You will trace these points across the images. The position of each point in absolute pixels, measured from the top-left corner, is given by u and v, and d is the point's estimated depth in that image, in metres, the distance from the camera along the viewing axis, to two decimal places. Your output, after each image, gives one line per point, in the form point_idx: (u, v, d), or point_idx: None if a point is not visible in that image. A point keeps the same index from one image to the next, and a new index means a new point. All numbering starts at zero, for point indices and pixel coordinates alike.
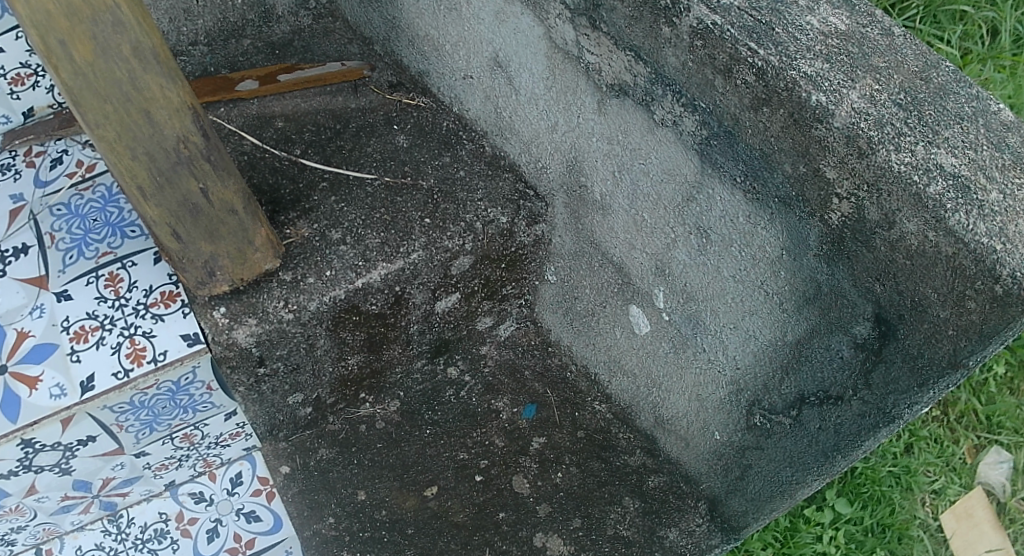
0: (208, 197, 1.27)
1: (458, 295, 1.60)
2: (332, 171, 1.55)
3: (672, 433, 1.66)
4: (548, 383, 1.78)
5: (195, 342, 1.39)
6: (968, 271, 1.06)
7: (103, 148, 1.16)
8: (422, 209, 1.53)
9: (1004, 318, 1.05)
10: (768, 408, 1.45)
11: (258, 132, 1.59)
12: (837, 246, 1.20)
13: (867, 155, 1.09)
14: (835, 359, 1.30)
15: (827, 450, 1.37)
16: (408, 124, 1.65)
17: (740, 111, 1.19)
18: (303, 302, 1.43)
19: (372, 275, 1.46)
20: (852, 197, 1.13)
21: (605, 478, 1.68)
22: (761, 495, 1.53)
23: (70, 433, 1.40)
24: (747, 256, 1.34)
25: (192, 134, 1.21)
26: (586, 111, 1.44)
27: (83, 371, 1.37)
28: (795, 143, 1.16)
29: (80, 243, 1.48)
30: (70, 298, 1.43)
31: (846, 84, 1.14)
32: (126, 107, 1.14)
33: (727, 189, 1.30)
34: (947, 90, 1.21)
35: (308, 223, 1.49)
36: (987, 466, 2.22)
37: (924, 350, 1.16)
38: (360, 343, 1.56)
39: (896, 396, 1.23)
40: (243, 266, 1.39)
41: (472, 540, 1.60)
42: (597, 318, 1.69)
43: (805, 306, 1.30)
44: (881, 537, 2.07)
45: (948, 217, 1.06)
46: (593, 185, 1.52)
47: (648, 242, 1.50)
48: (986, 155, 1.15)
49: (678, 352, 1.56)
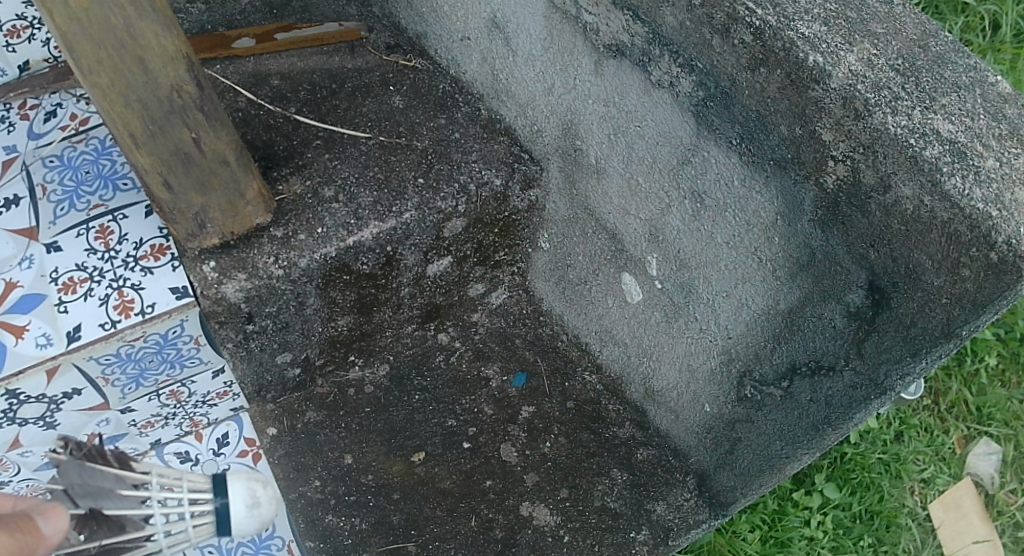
0: (200, 147, 1.28)
1: (450, 259, 1.59)
2: (327, 129, 1.53)
3: (662, 405, 1.65)
4: (539, 352, 1.77)
5: (183, 295, 1.38)
6: (963, 237, 1.08)
7: (97, 95, 1.16)
8: (416, 169, 1.51)
9: (998, 286, 1.06)
10: (759, 379, 1.45)
11: (253, 89, 1.57)
12: (832, 210, 1.22)
13: (863, 118, 1.10)
14: (828, 329, 1.31)
15: (817, 422, 1.37)
16: (404, 85, 1.63)
17: (738, 71, 1.20)
18: (293, 258, 1.41)
19: (363, 234, 1.45)
20: (848, 159, 1.14)
21: (594, 449, 1.67)
22: (750, 469, 1.52)
23: (56, 384, 1.39)
24: (742, 221, 1.35)
25: (186, 84, 1.21)
26: (584, 72, 1.43)
27: (71, 321, 1.36)
28: (791, 105, 1.17)
29: (72, 196, 1.46)
30: (60, 249, 1.42)
31: (844, 47, 1.15)
32: (120, 55, 1.13)
33: (723, 151, 1.31)
34: (945, 60, 1.20)
35: (301, 180, 1.48)
36: (976, 457, 2.20)
37: (918, 318, 1.17)
38: (350, 304, 1.55)
39: (888, 366, 1.24)
40: (234, 220, 1.38)
41: (459, 506, 1.60)
42: (589, 287, 1.68)
43: (798, 273, 1.32)
44: (868, 524, 2.07)
45: (944, 181, 1.07)
46: (589, 149, 1.51)
47: (642, 208, 1.49)
48: (983, 124, 1.15)
49: (670, 321, 1.56)
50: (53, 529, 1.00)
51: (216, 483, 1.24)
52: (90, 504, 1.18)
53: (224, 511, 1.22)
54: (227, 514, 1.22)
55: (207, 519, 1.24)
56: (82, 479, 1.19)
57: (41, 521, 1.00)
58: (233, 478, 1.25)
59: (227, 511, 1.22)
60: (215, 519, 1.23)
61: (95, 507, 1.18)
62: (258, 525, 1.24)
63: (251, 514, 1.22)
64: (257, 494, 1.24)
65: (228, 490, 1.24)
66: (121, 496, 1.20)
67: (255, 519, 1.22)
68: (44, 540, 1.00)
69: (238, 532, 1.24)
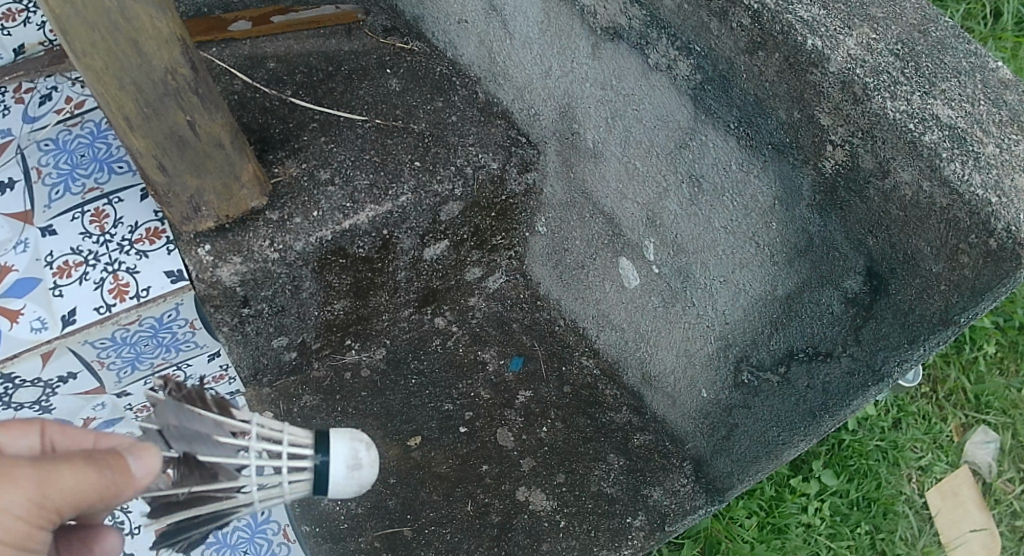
0: (195, 130, 1.27)
1: (447, 243, 1.58)
2: (323, 112, 1.52)
3: (659, 390, 1.65)
4: (536, 336, 1.76)
5: (178, 278, 1.39)
6: (963, 223, 1.08)
7: (91, 78, 1.16)
8: (413, 152, 1.50)
9: (997, 273, 1.06)
10: (756, 364, 1.45)
11: (249, 72, 1.56)
12: (830, 195, 1.21)
13: (862, 102, 1.10)
14: (826, 315, 1.31)
15: (814, 409, 1.37)
16: (401, 68, 1.61)
17: (735, 54, 1.20)
18: (289, 242, 1.41)
19: (359, 217, 1.44)
20: (847, 143, 1.15)
21: (591, 434, 1.67)
22: (747, 455, 1.52)
23: (51, 368, 1.40)
24: (740, 206, 1.35)
25: (181, 66, 1.21)
26: (581, 55, 1.42)
27: (66, 306, 1.37)
28: (789, 89, 1.17)
29: (67, 179, 1.46)
30: (55, 233, 1.42)
31: (843, 31, 1.15)
32: (114, 37, 1.13)
33: (721, 135, 1.31)
34: (945, 44, 1.21)
35: (296, 163, 1.47)
36: (973, 446, 2.20)
37: (916, 306, 1.17)
38: (346, 288, 1.54)
39: (886, 353, 1.24)
40: (230, 203, 1.38)
41: (455, 491, 1.60)
42: (586, 271, 1.68)
43: (796, 259, 1.31)
44: (866, 511, 2.08)
45: (943, 166, 1.07)
46: (586, 132, 1.51)
47: (639, 192, 1.49)
48: (983, 110, 1.15)
49: (668, 306, 1.55)
50: (142, 471, 0.99)
51: (317, 438, 1.11)
52: (182, 447, 1.11)
53: (317, 475, 1.08)
54: (325, 477, 1.08)
55: (303, 478, 1.10)
56: (175, 421, 1.10)
57: (131, 459, 0.99)
58: (337, 435, 1.10)
59: (328, 470, 1.08)
60: (312, 482, 1.09)
61: (187, 453, 1.10)
62: (357, 488, 1.10)
63: (351, 477, 1.08)
64: (361, 457, 1.10)
65: (328, 450, 1.09)
66: (217, 443, 1.11)
67: (354, 484, 1.09)
68: (135, 481, 0.99)
69: (334, 494, 1.10)
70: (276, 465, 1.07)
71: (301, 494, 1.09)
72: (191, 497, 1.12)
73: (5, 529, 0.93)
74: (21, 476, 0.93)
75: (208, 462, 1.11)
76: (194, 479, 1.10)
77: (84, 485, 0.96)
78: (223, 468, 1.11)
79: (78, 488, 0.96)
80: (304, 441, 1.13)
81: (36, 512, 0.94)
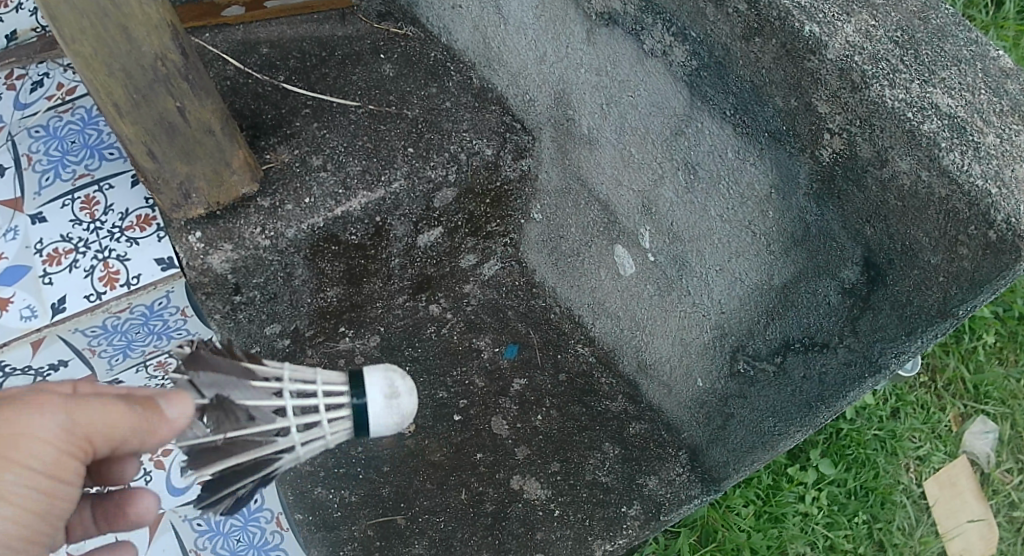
0: (184, 116, 1.26)
1: (441, 230, 1.56)
2: (315, 97, 1.50)
3: (655, 379, 1.64)
4: (532, 324, 1.74)
5: (169, 266, 1.38)
6: (962, 214, 1.06)
7: (80, 64, 1.15)
8: (406, 138, 1.48)
9: (997, 266, 1.04)
10: (753, 354, 1.43)
11: (242, 57, 1.54)
12: (827, 184, 1.20)
13: (861, 90, 1.08)
14: (823, 305, 1.30)
15: (810, 400, 1.36)
16: (395, 53, 1.59)
17: (731, 41, 1.18)
18: (280, 229, 1.40)
19: (352, 204, 1.43)
20: (844, 132, 1.13)
21: (586, 423, 1.66)
22: (743, 445, 1.50)
23: (41, 356, 1.42)
24: (736, 195, 1.33)
25: (171, 52, 1.20)
26: (575, 40, 1.40)
27: (55, 294, 1.38)
28: (786, 75, 1.15)
29: (57, 165, 1.45)
30: (45, 220, 1.41)
31: (841, 17, 1.13)
32: (103, 23, 1.12)
33: (717, 123, 1.29)
34: (945, 32, 1.20)
35: (288, 149, 1.45)
36: (972, 435, 2.22)
37: (914, 297, 1.16)
38: (339, 275, 1.53)
39: (882, 344, 1.22)
40: (220, 189, 1.36)
41: (449, 479, 1.60)
42: (582, 259, 1.66)
43: (793, 248, 1.30)
44: (863, 500, 2.10)
45: (942, 156, 1.06)
46: (581, 119, 1.49)
47: (635, 179, 1.47)
48: (984, 99, 1.14)
49: (663, 294, 1.54)
50: (175, 414, 1.06)
51: (354, 377, 1.14)
52: (214, 393, 1.14)
53: (360, 408, 1.11)
54: (369, 412, 1.11)
55: (344, 416, 1.12)
56: (205, 367, 1.14)
57: (163, 403, 1.07)
58: (371, 371, 1.14)
59: (368, 406, 1.12)
60: (354, 419, 1.12)
61: (220, 398, 1.13)
62: (399, 419, 1.13)
63: (392, 407, 1.12)
64: (397, 386, 1.13)
65: (366, 386, 1.13)
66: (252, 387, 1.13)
67: (396, 414, 1.12)
68: (166, 423, 1.07)
69: (377, 428, 1.13)
70: (320, 403, 1.10)
71: (345, 432, 1.12)
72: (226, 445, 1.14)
73: (41, 456, 1.02)
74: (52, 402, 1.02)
75: (241, 406, 1.13)
76: (228, 423, 1.12)
77: (118, 420, 1.04)
78: (257, 412, 1.14)
79: (112, 421, 1.04)
80: (339, 382, 1.15)
81: (72, 441, 1.03)
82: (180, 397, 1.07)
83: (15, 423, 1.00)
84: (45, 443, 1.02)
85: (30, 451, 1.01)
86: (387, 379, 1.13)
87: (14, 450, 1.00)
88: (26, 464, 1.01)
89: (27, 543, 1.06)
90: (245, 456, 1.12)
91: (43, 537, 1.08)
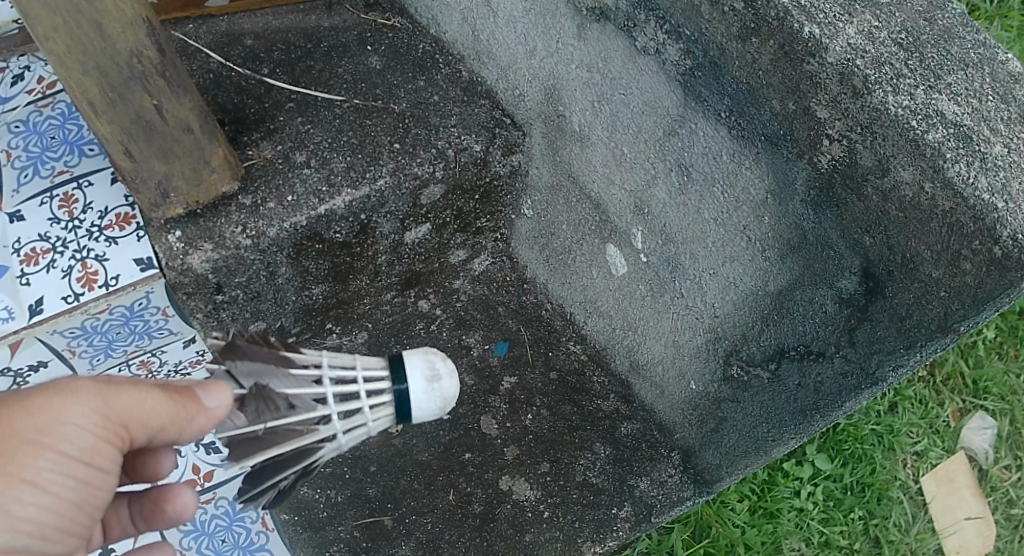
0: (162, 114, 1.22)
1: (429, 226, 1.53)
2: (299, 91, 1.45)
3: (647, 380, 1.60)
4: (522, 320, 1.71)
5: (148, 267, 1.35)
6: (967, 229, 1.02)
7: (54, 62, 1.12)
8: (392, 134, 1.44)
9: (1001, 283, 1.01)
10: (746, 359, 1.39)
11: (225, 49, 1.48)
12: (826, 192, 1.15)
13: (862, 96, 1.03)
14: (819, 314, 1.26)
15: (805, 408, 1.32)
16: (383, 45, 1.54)
17: (727, 40, 1.13)
18: (262, 228, 1.36)
19: (336, 202, 1.39)
20: (844, 139, 1.08)
21: (577, 423, 1.63)
22: (736, 449, 1.47)
23: (20, 357, 1.40)
24: (730, 198, 1.29)
25: (147, 49, 1.16)
26: (566, 36, 1.36)
27: (33, 294, 1.35)
28: (784, 78, 1.10)
29: (36, 162, 1.41)
30: (23, 219, 1.38)
31: (843, 18, 1.06)
32: (77, 20, 1.09)
33: (711, 124, 1.24)
34: (951, 33, 1.14)
35: (271, 145, 1.41)
36: (971, 431, 2.20)
37: (913, 310, 1.12)
38: (324, 273, 1.50)
39: (881, 357, 1.19)
40: (199, 188, 1.32)
41: (436, 480, 1.58)
42: (574, 257, 1.62)
43: (789, 255, 1.26)
44: (860, 495, 2.08)
45: (947, 167, 1.01)
46: (572, 115, 1.45)
47: (627, 178, 1.43)
48: (991, 106, 1.09)
49: (655, 295, 1.50)
50: (213, 402, 1.09)
51: (393, 362, 1.18)
52: (253, 382, 1.18)
53: (400, 392, 1.15)
54: (410, 396, 1.15)
55: (385, 401, 1.16)
56: (245, 357, 1.19)
57: (201, 393, 1.09)
58: (410, 355, 1.18)
59: (410, 390, 1.15)
60: (396, 405, 1.16)
61: (260, 386, 1.18)
62: (441, 401, 1.16)
63: (434, 390, 1.15)
64: (437, 369, 1.16)
65: (406, 371, 1.16)
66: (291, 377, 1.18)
67: (437, 396, 1.15)
68: (203, 409, 1.09)
69: (419, 412, 1.16)
70: (363, 388, 1.14)
71: (387, 417, 1.15)
72: (268, 435, 1.18)
73: (75, 443, 1.02)
74: (82, 388, 1.03)
75: (280, 394, 1.18)
76: (268, 412, 1.17)
77: (154, 405, 1.06)
78: (298, 400, 1.18)
79: (146, 408, 1.05)
80: (378, 369, 1.19)
81: (106, 428, 1.04)
82: (217, 383, 1.10)
83: (48, 410, 1.00)
84: (79, 430, 1.02)
85: (64, 437, 1.01)
86: (428, 362, 1.16)
87: (49, 435, 1.00)
88: (62, 452, 1.01)
89: (66, 539, 1.05)
90: (288, 444, 1.16)
91: (75, 538, 1.07)
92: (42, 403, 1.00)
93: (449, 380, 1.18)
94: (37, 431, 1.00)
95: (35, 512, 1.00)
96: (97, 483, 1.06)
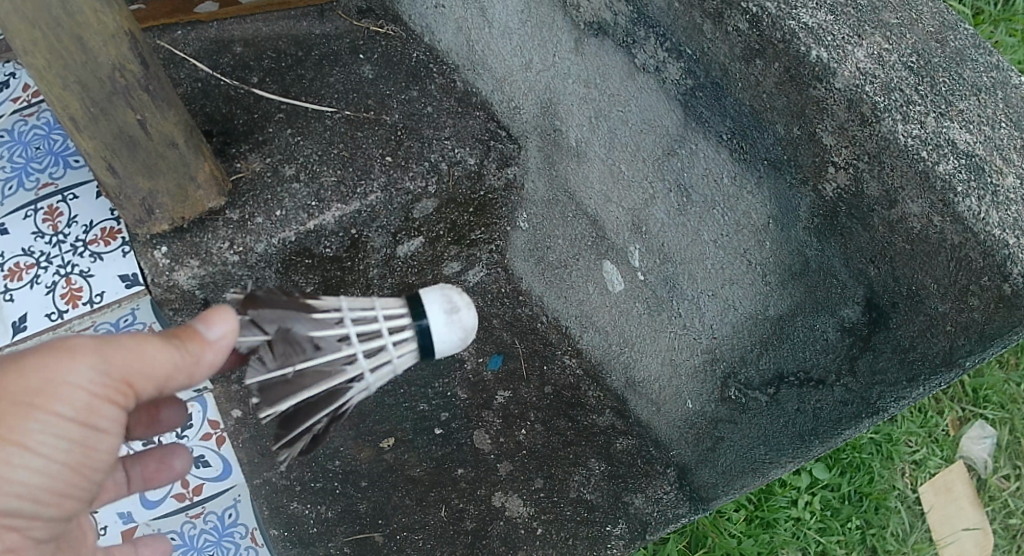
0: (146, 129, 1.17)
1: (422, 240, 1.49)
2: (289, 102, 1.41)
3: (643, 396, 1.57)
4: (517, 333, 1.67)
5: (133, 283, 1.33)
6: (975, 264, 0.98)
7: (35, 75, 1.08)
8: (384, 146, 1.40)
9: (1009, 320, 0.97)
10: (744, 382, 1.37)
11: (214, 57, 1.44)
12: (830, 220, 1.11)
13: (870, 124, 0.99)
14: (819, 341, 1.22)
15: (804, 434, 1.29)
16: (375, 53, 1.49)
17: (731, 61, 1.09)
18: (250, 244, 1.32)
19: (325, 217, 1.35)
20: (851, 167, 1.04)
21: (572, 438, 1.60)
22: (733, 469, 1.43)
23: None
24: (730, 221, 1.25)
25: (130, 62, 1.12)
26: (563, 49, 1.33)
27: (16, 311, 1.34)
28: (789, 102, 1.06)
29: (21, 173, 1.39)
30: (7, 233, 1.37)
31: (851, 40, 1.02)
32: (56, 34, 1.05)
33: (712, 145, 1.20)
34: (963, 56, 1.10)
35: (260, 157, 1.37)
36: (970, 440, 2.18)
37: (918, 343, 1.09)
38: (315, 287, 1.46)
39: (882, 388, 1.16)
40: (184, 204, 1.27)
41: (429, 495, 1.58)
42: (569, 271, 1.60)
43: (790, 281, 1.22)
44: (857, 505, 2.06)
45: (957, 202, 0.97)
46: (569, 130, 1.42)
47: (625, 197, 1.41)
48: (1004, 134, 1.04)
49: (652, 313, 1.48)
50: (214, 335, 1.03)
51: (411, 297, 1.09)
52: (278, 328, 1.10)
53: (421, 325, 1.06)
54: (430, 329, 1.06)
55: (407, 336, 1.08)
56: (269, 304, 1.12)
57: (206, 330, 1.03)
58: (426, 290, 1.10)
59: (429, 324, 1.07)
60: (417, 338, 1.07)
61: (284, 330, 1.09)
62: (460, 334, 1.08)
63: (453, 322, 1.07)
64: (455, 300, 1.08)
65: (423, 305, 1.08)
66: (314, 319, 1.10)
67: (457, 328, 1.07)
68: (207, 342, 1.03)
69: (441, 347, 1.08)
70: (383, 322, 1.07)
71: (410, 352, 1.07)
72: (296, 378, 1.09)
73: (74, 402, 0.96)
74: (77, 348, 0.97)
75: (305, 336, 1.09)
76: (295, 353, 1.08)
77: (154, 355, 0.99)
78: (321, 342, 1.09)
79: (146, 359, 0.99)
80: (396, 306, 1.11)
81: (106, 383, 0.98)
82: (218, 310, 1.03)
83: (42, 374, 0.95)
84: (79, 389, 0.97)
85: (62, 398, 0.96)
86: (443, 294, 1.09)
87: (45, 396, 0.95)
88: (57, 413, 0.96)
89: (73, 494, 1.01)
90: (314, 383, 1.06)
91: (87, 492, 1.04)
92: (36, 365, 0.95)
93: (468, 313, 1.09)
94: (31, 393, 0.95)
95: (32, 474, 0.96)
96: (106, 435, 1.01)
